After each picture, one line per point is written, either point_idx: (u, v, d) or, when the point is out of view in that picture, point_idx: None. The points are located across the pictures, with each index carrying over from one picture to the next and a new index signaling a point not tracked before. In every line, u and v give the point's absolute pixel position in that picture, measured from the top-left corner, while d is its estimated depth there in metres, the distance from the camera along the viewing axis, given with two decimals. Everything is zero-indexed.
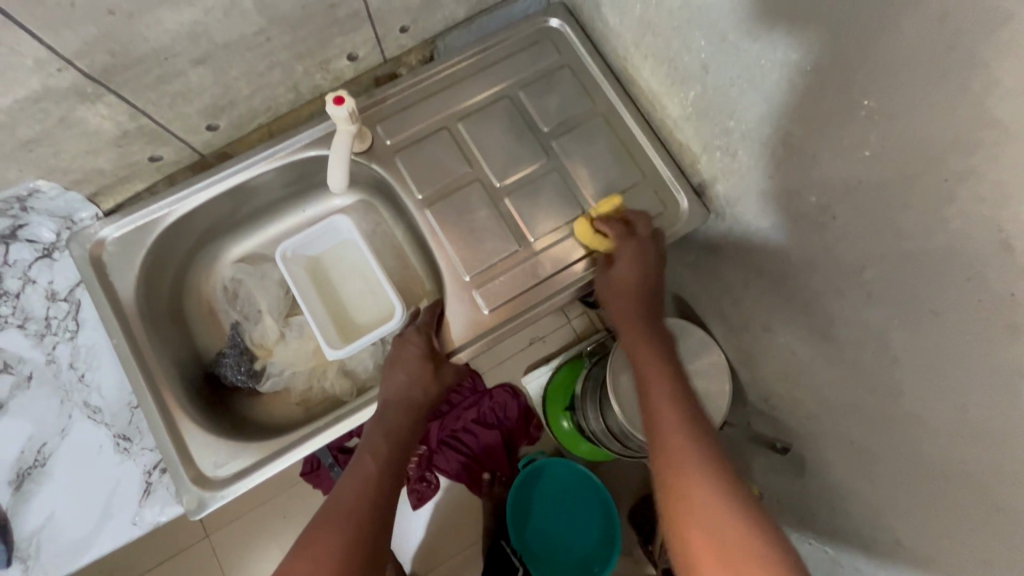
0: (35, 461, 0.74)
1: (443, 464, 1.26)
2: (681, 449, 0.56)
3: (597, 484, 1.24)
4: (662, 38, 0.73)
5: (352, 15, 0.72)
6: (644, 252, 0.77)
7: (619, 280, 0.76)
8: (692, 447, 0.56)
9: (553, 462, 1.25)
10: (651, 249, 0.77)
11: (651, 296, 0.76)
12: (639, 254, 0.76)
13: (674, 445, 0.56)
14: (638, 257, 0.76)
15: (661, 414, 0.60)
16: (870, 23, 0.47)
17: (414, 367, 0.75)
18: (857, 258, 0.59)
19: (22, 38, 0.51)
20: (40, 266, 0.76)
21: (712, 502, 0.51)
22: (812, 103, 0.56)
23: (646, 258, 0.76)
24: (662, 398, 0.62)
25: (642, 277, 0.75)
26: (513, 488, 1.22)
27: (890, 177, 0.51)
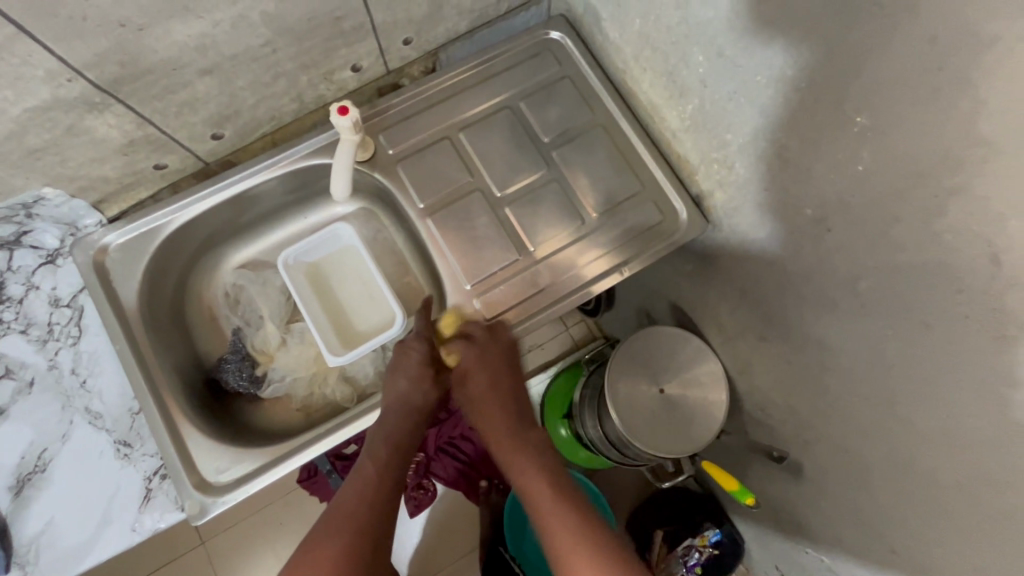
0: (36, 467, 0.74)
1: (441, 472, 1.27)
2: (567, 546, 0.58)
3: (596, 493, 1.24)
4: (661, 52, 0.75)
5: (357, 27, 0.73)
6: (481, 344, 0.76)
7: (473, 374, 0.74)
8: (584, 547, 0.57)
9: None
10: (500, 338, 0.78)
11: (511, 385, 0.75)
12: (478, 351, 0.75)
13: (566, 549, 0.58)
14: (486, 359, 0.75)
15: (536, 504, 0.63)
16: (863, 43, 0.48)
17: (414, 373, 0.75)
18: (852, 269, 0.60)
19: (34, 49, 0.52)
20: (43, 272, 0.77)
21: None
22: (807, 119, 0.57)
23: (490, 356, 0.76)
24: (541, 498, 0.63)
25: (484, 373, 0.74)
26: (513, 493, 1.22)
27: (882, 191, 0.52)
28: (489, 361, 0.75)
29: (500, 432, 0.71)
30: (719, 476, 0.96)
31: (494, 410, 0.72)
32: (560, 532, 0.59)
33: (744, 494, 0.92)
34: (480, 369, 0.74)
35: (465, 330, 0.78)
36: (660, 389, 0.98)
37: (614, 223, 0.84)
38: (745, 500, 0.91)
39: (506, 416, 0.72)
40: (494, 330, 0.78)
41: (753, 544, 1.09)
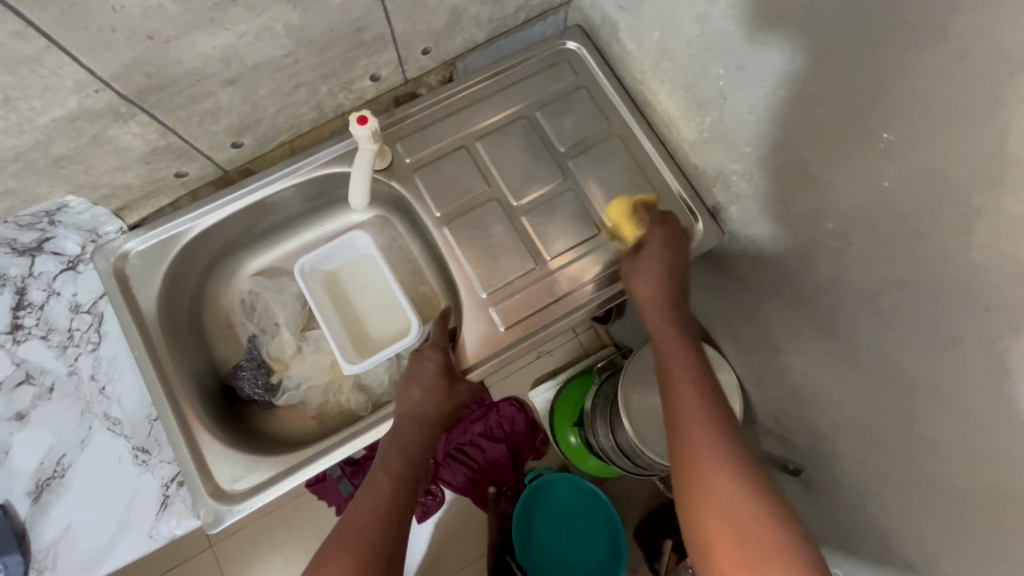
0: (55, 472, 0.74)
1: (449, 477, 1.27)
2: (698, 434, 0.57)
3: (603, 499, 1.24)
4: (680, 64, 0.75)
5: (377, 38, 0.74)
6: (670, 248, 0.77)
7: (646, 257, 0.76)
8: (716, 438, 0.56)
9: (558, 478, 1.25)
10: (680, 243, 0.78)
11: (681, 298, 0.74)
12: (667, 258, 0.76)
13: (703, 443, 0.56)
14: (667, 254, 0.76)
15: (677, 385, 0.63)
16: (890, 59, 0.48)
17: (429, 382, 0.75)
18: (875, 284, 0.60)
19: (64, 61, 0.52)
20: (64, 278, 0.77)
21: (725, 484, 0.53)
22: (830, 132, 0.57)
23: (671, 250, 0.77)
24: (694, 398, 0.61)
25: (659, 271, 0.75)
26: (519, 504, 1.22)
27: (906, 207, 0.52)
28: (670, 267, 0.75)
29: (665, 332, 0.70)
30: None
31: (664, 317, 0.72)
32: (696, 421, 0.59)
33: None
34: (653, 258, 0.76)
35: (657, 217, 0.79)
36: None
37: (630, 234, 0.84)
38: None
39: (677, 330, 0.71)
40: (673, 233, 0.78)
41: None
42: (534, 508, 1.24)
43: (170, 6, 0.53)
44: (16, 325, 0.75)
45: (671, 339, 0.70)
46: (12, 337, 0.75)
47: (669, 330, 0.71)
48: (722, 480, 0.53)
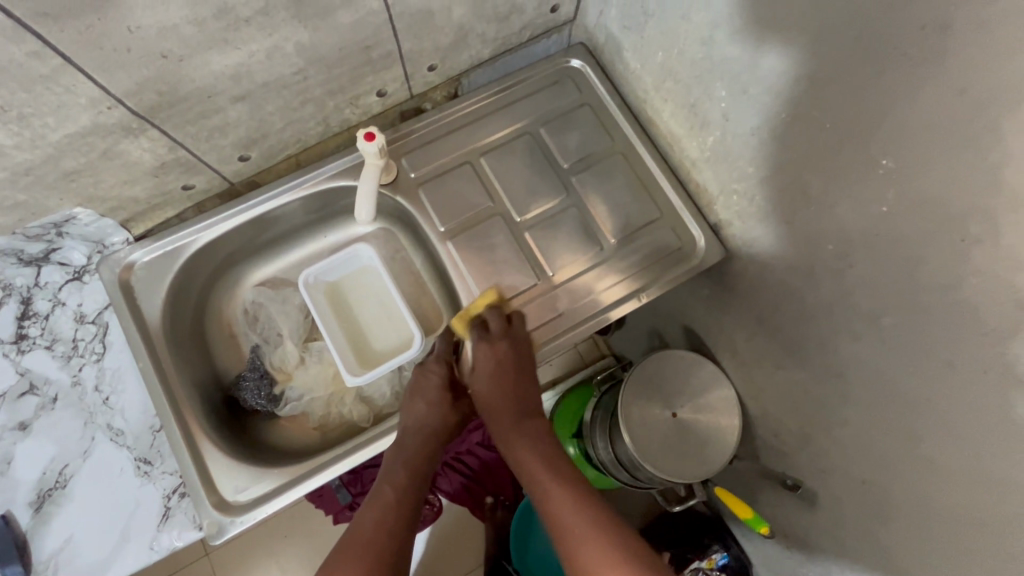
0: (57, 483, 0.75)
1: (445, 484, 1.26)
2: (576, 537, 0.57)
3: None
4: (683, 84, 0.76)
5: (385, 55, 0.75)
6: (503, 347, 0.75)
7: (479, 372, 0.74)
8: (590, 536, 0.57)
9: None
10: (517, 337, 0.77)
11: (524, 386, 0.74)
12: (501, 354, 0.74)
13: (585, 549, 0.56)
14: (496, 351, 0.75)
15: (541, 496, 0.63)
16: (888, 90, 0.49)
17: (433, 396, 0.75)
18: (875, 304, 0.61)
19: (79, 79, 0.53)
20: (70, 288, 0.78)
21: None
22: (831, 157, 0.58)
23: (501, 348, 0.75)
24: (560, 499, 0.61)
25: (491, 384, 0.73)
26: (517, 512, 1.22)
27: (905, 232, 0.53)
28: (502, 370, 0.74)
29: (519, 440, 0.69)
30: (733, 502, 0.97)
31: (513, 423, 0.71)
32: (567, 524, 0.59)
33: (757, 522, 0.93)
34: (485, 367, 0.74)
35: (500, 316, 0.77)
36: (673, 412, 0.98)
37: (632, 250, 0.85)
38: (759, 529, 0.92)
39: (523, 429, 0.70)
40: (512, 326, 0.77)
41: (762, 570, 1.08)
42: (531, 516, 1.23)
43: (184, 26, 0.54)
44: (21, 334, 0.76)
45: (526, 449, 0.68)
46: (16, 346, 0.75)
47: (519, 437, 0.69)
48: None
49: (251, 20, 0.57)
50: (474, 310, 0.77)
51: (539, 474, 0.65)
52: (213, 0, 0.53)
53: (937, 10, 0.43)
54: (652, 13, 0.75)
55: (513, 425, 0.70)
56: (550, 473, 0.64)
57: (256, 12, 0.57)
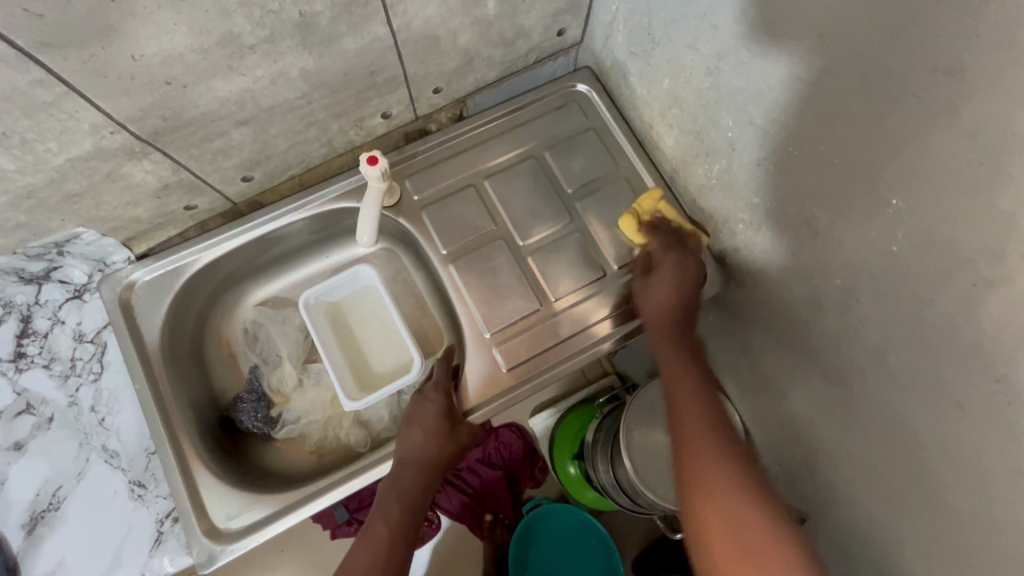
0: (50, 504, 0.73)
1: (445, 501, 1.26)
2: (699, 437, 0.61)
3: (600, 530, 1.21)
4: (689, 112, 0.76)
5: (389, 80, 0.75)
6: (683, 260, 0.78)
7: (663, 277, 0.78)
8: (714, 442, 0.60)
9: (555, 508, 1.23)
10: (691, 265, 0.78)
11: (691, 313, 0.76)
12: (682, 276, 0.77)
13: (706, 452, 0.59)
14: (676, 268, 0.77)
15: (676, 394, 0.67)
16: (894, 130, 0.49)
17: (430, 426, 0.75)
18: (878, 343, 0.60)
19: (82, 105, 0.53)
20: (69, 307, 0.77)
21: (723, 486, 0.56)
22: (836, 192, 0.57)
23: (683, 262, 0.78)
24: (693, 410, 0.65)
25: (670, 292, 0.76)
26: (516, 534, 1.20)
27: (913, 272, 0.52)
28: (681, 285, 0.76)
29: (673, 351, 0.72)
30: None
31: (671, 345, 0.73)
32: (694, 424, 0.63)
33: None
34: (652, 284, 0.78)
35: (675, 231, 0.82)
36: None
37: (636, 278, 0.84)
38: None
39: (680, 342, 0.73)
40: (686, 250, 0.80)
41: None
42: (530, 538, 1.22)
43: (189, 54, 0.54)
44: (19, 353, 0.73)
45: (675, 364, 0.71)
46: (14, 365, 0.73)
47: (675, 352, 0.72)
48: (721, 480, 0.56)
49: (256, 47, 0.57)
50: (643, 207, 0.83)
51: (681, 388, 0.68)
52: (217, 30, 0.53)
53: (946, 53, 0.42)
54: (658, 40, 0.75)
55: (673, 343, 0.73)
56: (693, 390, 0.67)
57: (260, 40, 0.57)
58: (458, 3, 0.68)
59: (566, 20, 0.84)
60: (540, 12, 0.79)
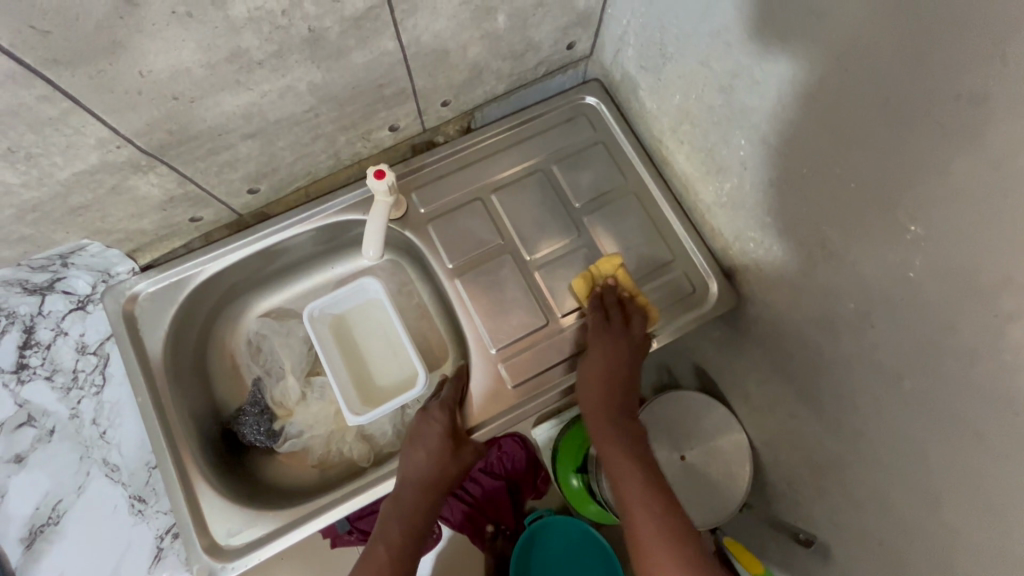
0: (50, 518, 0.73)
1: (447, 511, 1.25)
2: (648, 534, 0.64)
3: (603, 543, 1.19)
4: (700, 129, 0.75)
5: (398, 93, 0.74)
6: (618, 340, 0.77)
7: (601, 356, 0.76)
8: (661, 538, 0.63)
9: (559, 520, 1.22)
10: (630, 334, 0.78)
11: (629, 384, 0.77)
12: (623, 350, 0.77)
13: (653, 554, 0.62)
14: (609, 349, 0.76)
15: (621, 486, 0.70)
16: (913, 156, 0.48)
17: (434, 446, 0.74)
18: (891, 368, 0.58)
19: (88, 120, 0.52)
20: (72, 318, 0.76)
21: None
22: (851, 214, 0.56)
23: (615, 343, 0.77)
24: (637, 498, 0.67)
25: (604, 391, 0.76)
26: (518, 545, 1.19)
27: (931, 299, 0.51)
28: (609, 373, 0.76)
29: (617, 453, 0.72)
30: (744, 558, 0.91)
31: (603, 427, 0.75)
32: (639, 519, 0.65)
33: None
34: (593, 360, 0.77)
35: (621, 304, 0.79)
36: (681, 456, 0.95)
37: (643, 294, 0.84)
38: None
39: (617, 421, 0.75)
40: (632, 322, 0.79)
41: None
42: (532, 550, 1.21)
43: (196, 69, 0.53)
44: (22, 364, 0.73)
45: (621, 466, 0.71)
46: (16, 376, 0.73)
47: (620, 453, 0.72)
48: None
49: (264, 62, 0.57)
50: (599, 271, 0.81)
51: (631, 492, 0.68)
52: (226, 45, 0.52)
53: (972, 79, 0.41)
54: (669, 56, 0.74)
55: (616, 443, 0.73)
56: (642, 495, 0.67)
57: (269, 55, 0.56)
58: (468, 17, 0.67)
59: (576, 33, 0.83)
60: (551, 25, 0.78)
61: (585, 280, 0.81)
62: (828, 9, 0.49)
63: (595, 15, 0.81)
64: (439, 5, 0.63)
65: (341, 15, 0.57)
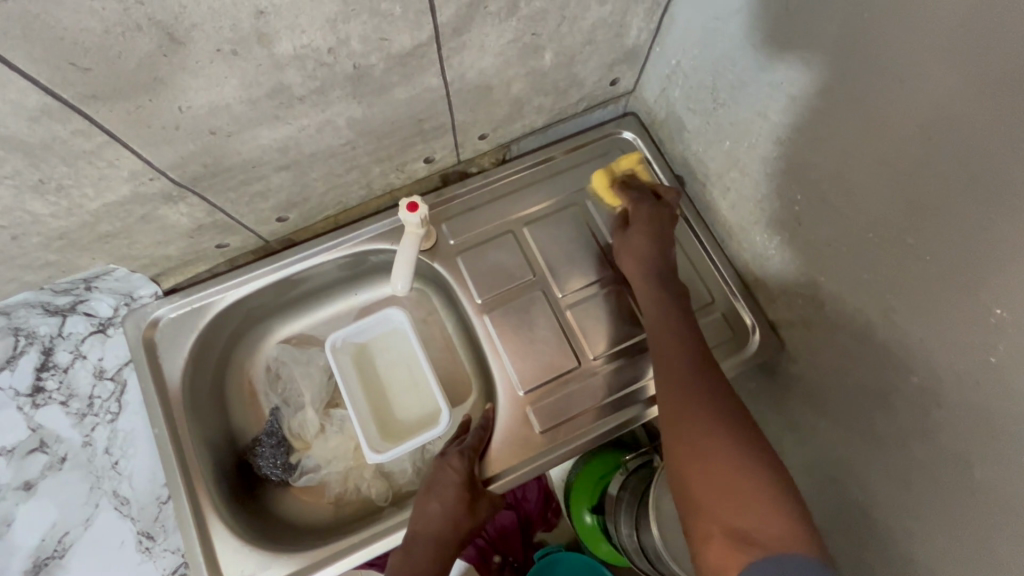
0: (55, 552, 0.68)
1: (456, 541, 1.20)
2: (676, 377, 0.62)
3: None
4: (750, 178, 0.72)
5: (437, 127, 0.72)
6: (659, 216, 0.77)
7: (641, 226, 0.76)
8: (693, 380, 0.61)
9: (565, 557, 1.18)
10: (666, 217, 0.77)
11: (666, 254, 0.75)
12: (659, 230, 0.75)
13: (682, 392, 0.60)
14: (653, 226, 0.76)
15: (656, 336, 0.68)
16: (996, 237, 0.44)
17: (449, 497, 0.69)
18: (957, 455, 0.53)
19: (123, 154, 0.51)
20: (92, 340, 0.74)
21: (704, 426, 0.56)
22: (922, 287, 0.52)
23: (660, 221, 0.76)
24: (669, 345, 0.66)
25: (653, 270, 0.73)
26: None
27: (1013, 389, 0.46)
28: (656, 249, 0.74)
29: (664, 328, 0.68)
30: None
31: (646, 283, 0.73)
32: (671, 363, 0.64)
33: None
34: (638, 229, 0.76)
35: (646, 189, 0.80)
36: None
37: None
38: None
39: (657, 280, 0.73)
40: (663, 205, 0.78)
41: None
42: None
43: (236, 105, 0.51)
44: (37, 387, 0.70)
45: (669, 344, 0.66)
46: (31, 400, 0.69)
47: (667, 328, 0.68)
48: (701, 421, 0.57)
49: (305, 98, 0.55)
50: (619, 166, 0.83)
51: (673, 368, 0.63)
52: (268, 81, 0.50)
53: None
54: (722, 101, 0.72)
55: (664, 320, 0.69)
56: (683, 369, 0.62)
57: (310, 91, 0.54)
58: (516, 54, 0.65)
59: (621, 70, 0.80)
60: (597, 63, 0.75)
61: (605, 172, 0.82)
62: (918, 78, 0.47)
63: (642, 52, 0.78)
64: (487, 43, 0.60)
65: (388, 52, 0.54)
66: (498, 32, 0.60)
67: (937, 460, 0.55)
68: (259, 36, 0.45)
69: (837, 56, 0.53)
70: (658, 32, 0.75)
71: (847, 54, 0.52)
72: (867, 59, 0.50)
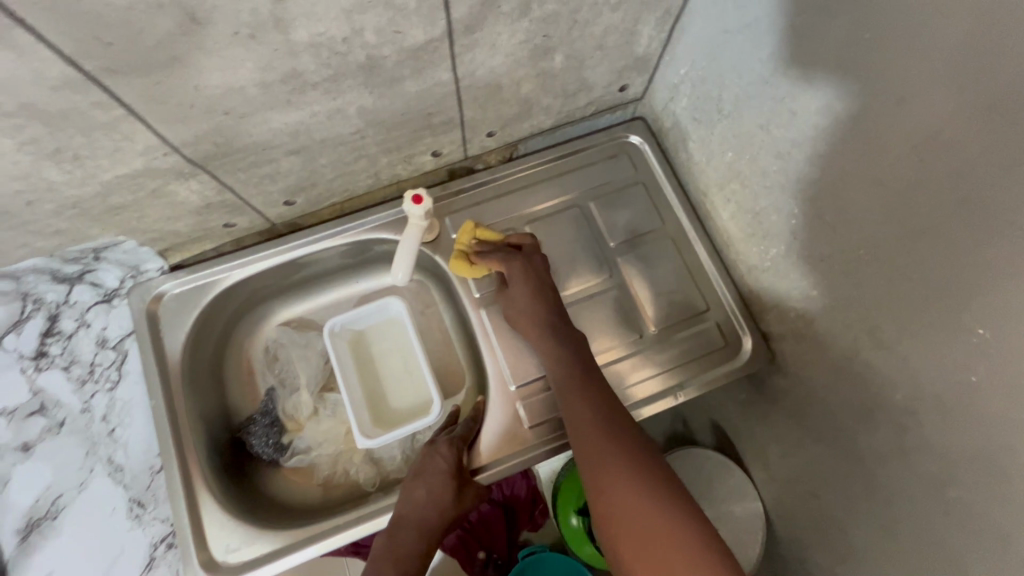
0: (48, 512, 0.68)
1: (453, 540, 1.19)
2: (589, 433, 0.63)
3: None
4: (750, 189, 0.73)
5: (445, 121, 0.73)
6: (537, 271, 0.76)
7: (516, 285, 0.75)
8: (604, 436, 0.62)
9: (552, 555, 1.20)
10: (536, 260, 0.77)
11: (550, 298, 0.75)
12: (532, 276, 0.76)
13: (596, 451, 0.61)
14: (535, 285, 0.75)
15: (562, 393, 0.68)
16: (977, 260, 0.45)
17: (436, 484, 0.70)
18: (936, 475, 0.53)
19: (138, 128, 0.52)
20: (97, 309, 0.77)
21: (622, 483, 0.57)
22: (910, 306, 0.53)
23: (536, 276, 0.76)
24: (576, 402, 0.66)
25: (544, 329, 0.73)
26: None
27: (991, 412, 0.47)
28: (543, 308, 0.74)
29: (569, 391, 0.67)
30: None
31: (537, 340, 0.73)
32: (581, 418, 0.65)
33: None
34: (518, 287, 0.75)
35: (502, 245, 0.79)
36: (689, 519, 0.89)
37: (672, 343, 0.82)
38: None
39: (545, 332, 0.72)
40: (529, 250, 0.78)
41: None
42: None
43: (250, 88, 0.53)
44: (41, 351, 0.70)
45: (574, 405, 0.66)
46: (34, 362, 0.70)
47: (573, 388, 0.67)
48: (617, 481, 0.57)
49: (318, 85, 0.56)
50: (461, 243, 0.81)
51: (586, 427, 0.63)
52: (282, 67, 0.52)
53: None
54: (727, 113, 0.73)
55: (568, 379, 0.68)
56: (598, 432, 0.62)
57: (324, 78, 0.56)
58: (526, 55, 0.66)
59: (631, 77, 0.82)
60: (606, 68, 0.77)
61: (457, 257, 0.80)
62: (912, 101, 0.48)
63: (652, 60, 0.80)
64: (499, 42, 0.62)
65: (401, 45, 0.56)
66: (510, 32, 0.61)
67: (915, 478, 0.56)
68: (276, 21, 0.47)
69: (839, 75, 0.54)
70: (668, 42, 0.77)
71: (849, 74, 0.53)
72: (866, 80, 0.52)
